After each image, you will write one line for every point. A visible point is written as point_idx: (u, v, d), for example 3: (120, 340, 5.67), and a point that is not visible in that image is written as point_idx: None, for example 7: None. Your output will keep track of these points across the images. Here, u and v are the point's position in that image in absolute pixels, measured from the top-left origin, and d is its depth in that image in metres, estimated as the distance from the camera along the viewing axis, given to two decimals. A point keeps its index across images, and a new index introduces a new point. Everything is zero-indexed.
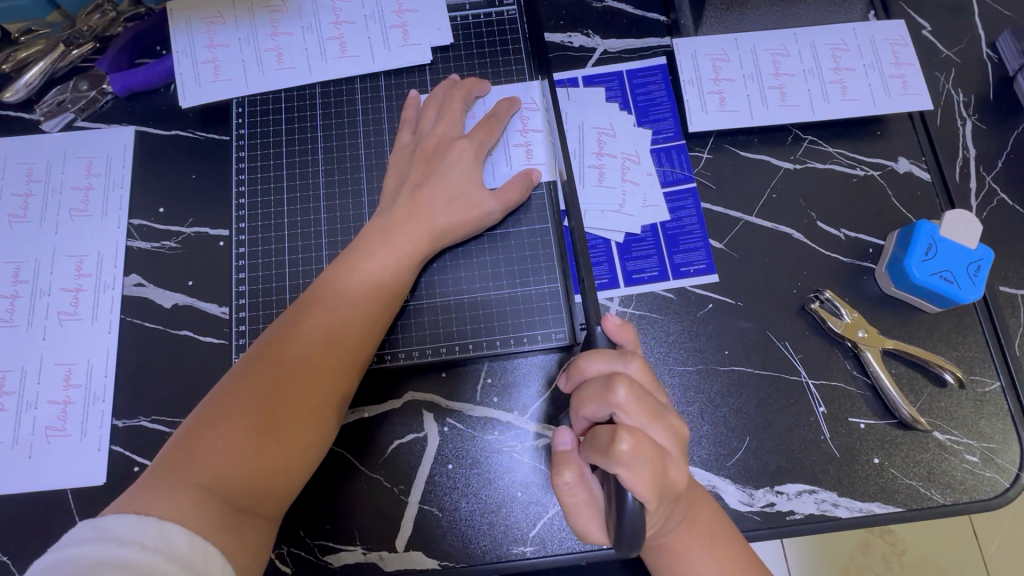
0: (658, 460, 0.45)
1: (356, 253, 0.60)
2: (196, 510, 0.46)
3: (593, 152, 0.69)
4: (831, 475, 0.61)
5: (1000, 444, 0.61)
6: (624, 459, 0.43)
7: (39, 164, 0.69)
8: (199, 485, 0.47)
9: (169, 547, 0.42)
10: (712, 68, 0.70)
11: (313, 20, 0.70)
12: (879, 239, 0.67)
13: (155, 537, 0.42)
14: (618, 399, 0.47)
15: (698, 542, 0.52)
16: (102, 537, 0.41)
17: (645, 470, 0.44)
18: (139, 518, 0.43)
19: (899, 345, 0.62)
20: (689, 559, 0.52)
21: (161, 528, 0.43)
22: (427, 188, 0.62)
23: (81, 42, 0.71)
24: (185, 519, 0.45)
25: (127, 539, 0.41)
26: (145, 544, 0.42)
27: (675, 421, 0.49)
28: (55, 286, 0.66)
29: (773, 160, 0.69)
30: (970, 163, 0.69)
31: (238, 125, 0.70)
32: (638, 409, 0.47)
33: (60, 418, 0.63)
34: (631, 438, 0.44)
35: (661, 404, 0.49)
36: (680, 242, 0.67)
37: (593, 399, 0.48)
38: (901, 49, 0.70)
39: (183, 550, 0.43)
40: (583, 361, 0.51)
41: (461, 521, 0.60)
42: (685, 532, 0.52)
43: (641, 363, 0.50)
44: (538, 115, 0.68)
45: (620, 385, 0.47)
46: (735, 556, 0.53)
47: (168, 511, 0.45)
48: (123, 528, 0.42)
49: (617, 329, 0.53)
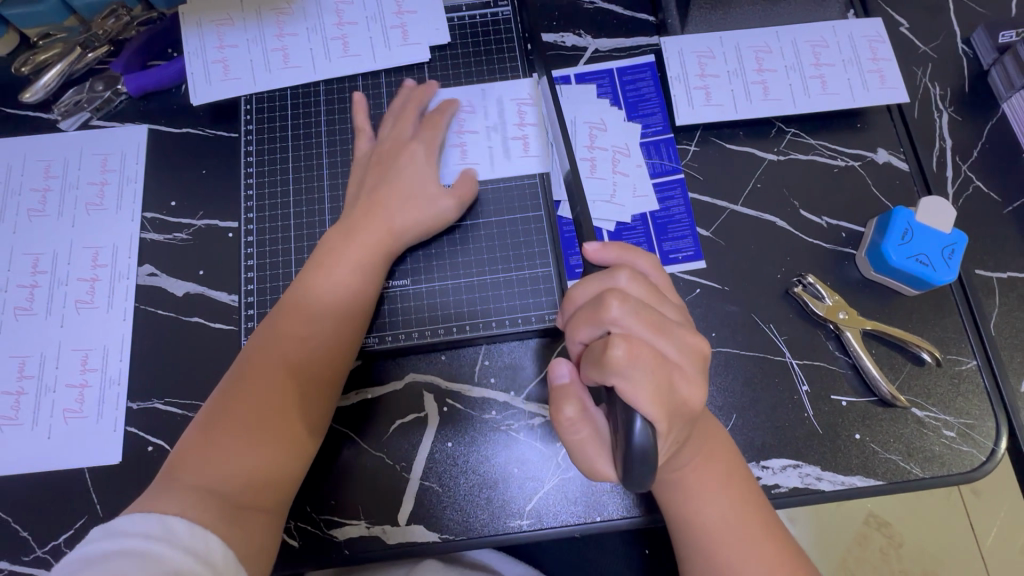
0: (659, 371, 0.43)
1: (327, 254, 0.63)
2: (195, 506, 0.49)
3: (584, 145, 0.72)
4: (814, 451, 0.63)
5: (977, 420, 0.64)
6: (621, 367, 0.42)
7: (57, 161, 0.73)
8: (198, 486, 0.51)
9: (171, 534, 0.46)
10: (698, 65, 0.73)
11: (318, 22, 0.74)
12: (859, 226, 0.70)
13: (157, 527, 0.46)
14: (613, 315, 0.45)
15: (714, 479, 0.53)
16: (110, 533, 0.45)
17: (648, 379, 0.42)
18: (143, 515, 0.47)
19: (878, 326, 0.65)
20: (695, 493, 0.52)
21: (162, 519, 0.47)
22: (382, 189, 0.66)
23: (98, 45, 0.75)
24: (185, 511, 0.49)
25: (132, 531, 0.45)
26: (148, 534, 0.46)
27: (686, 335, 0.47)
28: (72, 276, 0.69)
29: (757, 152, 0.72)
30: (946, 153, 0.72)
31: (246, 122, 0.73)
32: (636, 321, 0.45)
33: (77, 401, 0.66)
34: (626, 346, 0.43)
35: (664, 316, 0.47)
36: (668, 230, 0.70)
37: (586, 320, 0.47)
38: (879, 45, 0.73)
39: (183, 537, 0.47)
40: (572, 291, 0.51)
41: (461, 496, 0.63)
42: (698, 469, 0.53)
43: (631, 276, 0.49)
44: (534, 110, 0.72)
45: (612, 299, 0.45)
46: (745, 495, 0.53)
47: (172, 506, 0.49)
48: (128, 523, 0.46)
49: (598, 253, 0.52)
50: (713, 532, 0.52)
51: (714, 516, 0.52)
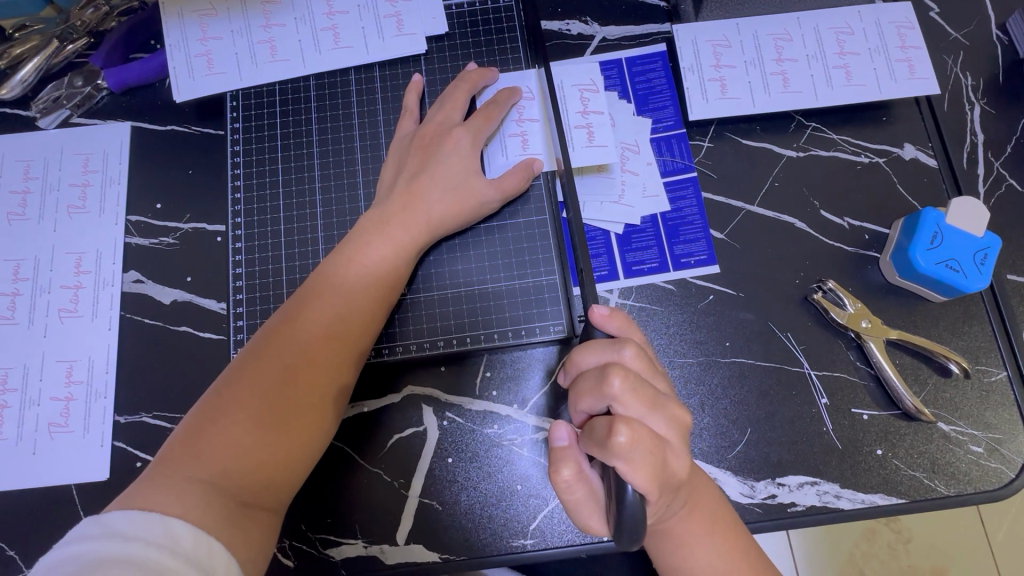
0: (656, 451, 0.41)
1: (352, 246, 0.59)
2: (199, 504, 0.45)
3: (578, 112, 0.65)
4: (833, 467, 0.60)
5: (1006, 435, 0.61)
6: (622, 452, 0.40)
7: (36, 161, 0.69)
8: (201, 479, 0.47)
9: (175, 543, 0.42)
10: (713, 54, 0.68)
11: (306, 11, 0.69)
12: (882, 228, 0.66)
13: (160, 534, 0.42)
14: (612, 390, 0.43)
15: (701, 527, 0.50)
16: (107, 533, 0.40)
17: (645, 462, 0.40)
18: (143, 515, 0.42)
19: (903, 335, 0.61)
20: (696, 539, 0.49)
21: (165, 523, 0.42)
22: (423, 178, 0.62)
23: (76, 36, 0.70)
24: (188, 513, 0.44)
25: (132, 536, 0.40)
26: (150, 540, 0.41)
27: (677, 408, 0.45)
28: (55, 284, 0.66)
29: (776, 148, 0.68)
30: (977, 148, 0.68)
31: (232, 119, 0.69)
32: (635, 399, 0.43)
33: (63, 415, 0.63)
34: (629, 431, 0.40)
35: (660, 390, 0.45)
36: (680, 233, 0.66)
37: (589, 391, 0.45)
38: (908, 32, 0.68)
39: (187, 546, 0.42)
40: (577, 356, 0.48)
41: (462, 515, 0.60)
42: (687, 516, 0.50)
43: (636, 350, 0.46)
44: (599, 97, 0.66)
45: (614, 375, 0.43)
46: (737, 540, 0.51)
47: (171, 505, 0.45)
48: (128, 525, 0.41)
49: (605, 318, 0.50)
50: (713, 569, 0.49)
51: (701, 564, 0.49)
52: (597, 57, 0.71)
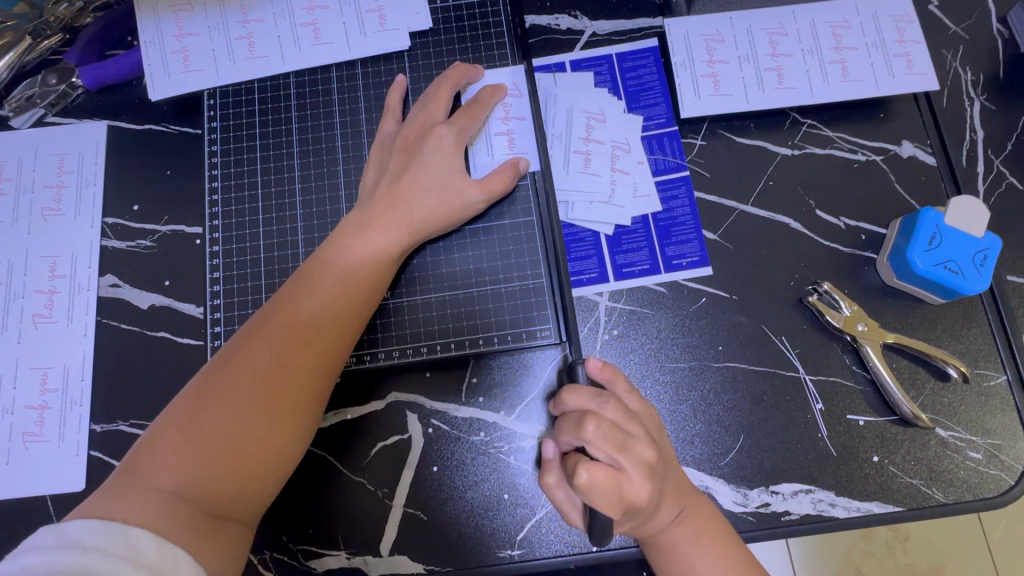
0: (621, 489, 0.43)
1: (332, 249, 0.58)
2: (164, 514, 0.44)
3: (579, 137, 0.66)
4: (827, 475, 0.59)
5: (1004, 441, 0.59)
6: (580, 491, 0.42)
7: (10, 162, 0.67)
8: (166, 488, 0.45)
9: (136, 553, 0.40)
10: (705, 50, 0.66)
11: (286, 5, 0.67)
12: (879, 228, 0.64)
13: (120, 544, 0.40)
14: (585, 434, 0.44)
15: (691, 538, 0.50)
16: (63, 544, 0.38)
17: (606, 499, 0.43)
18: (103, 524, 0.41)
19: (900, 339, 0.59)
20: (683, 555, 0.50)
21: (126, 533, 0.41)
22: (406, 179, 0.60)
23: (49, 32, 0.68)
24: (151, 524, 0.43)
25: (90, 546, 0.39)
26: (110, 551, 0.39)
27: (649, 454, 0.45)
28: (29, 288, 0.64)
29: (770, 146, 0.66)
30: (977, 145, 0.66)
31: (210, 118, 0.67)
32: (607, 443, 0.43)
33: (37, 423, 0.61)
34: (589, 471, 0.42)
35: (632, 434, 0.45)
36: (672, 234, 0.64)
37: (566, 431, 0.45)
38: (906, 26, 0.66)
39: (150, 557, 0.40)
40: (562, 393, 0.49)
41: (448, 525, 0.59)
42: (677, 527, 0.50)
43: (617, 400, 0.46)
44: (600, 118, 0.66)
45: (587, 421, 0.43)
46: (732, 554, 0.51)
47: (136, 516, 0.43)
48: (86, 535, 0.39)
49: (599, 370, 0.51)
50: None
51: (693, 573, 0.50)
52: (584, 52, 0.69)
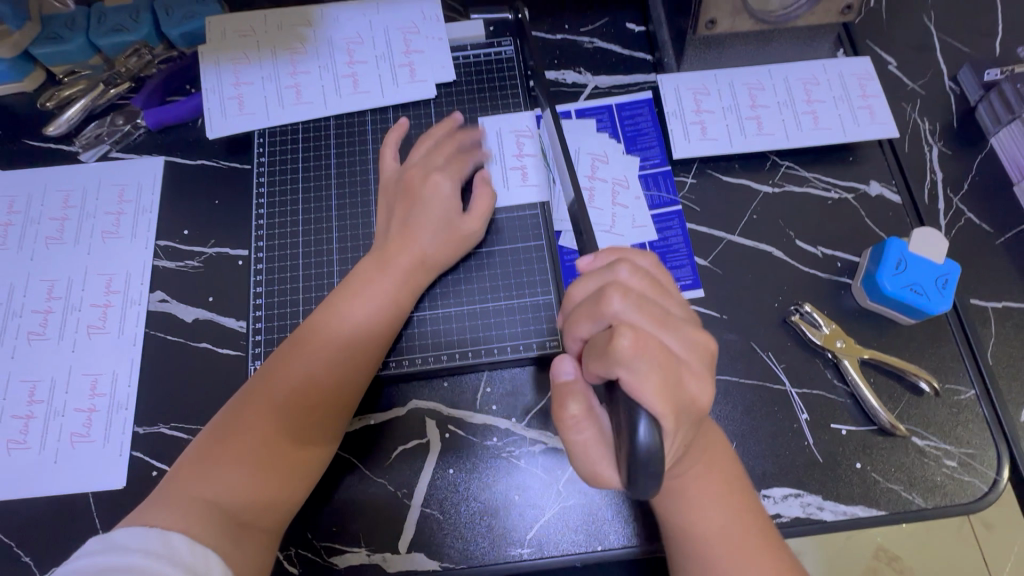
0: (667, 364, 0.44)
1: (360, 278, 0.64)
2: (198, 522, 0.49)
3: (585, 175, 0.74)
4: (814, 480, 0.63)
5: (977, 449, 0.64)
6: (627, 355, 0.43)
7: (76, 191, 0.75)
8: (205, 498, 0.51)
9: (172, 552, 0.45)
10: (694, 101, 0.76)
11: (329, 60, 0.77)
12: (853, 256, 0.71)
13: (159, 545, 0.45)
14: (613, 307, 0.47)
15: (715, 487, 0.54)
16: (109, 546, 0.43)
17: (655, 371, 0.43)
18: (144, 530, 0.45)
19: (875, 355, 0.66)
20: (701, 505, 0.53)
21: (165, 537, 0.45)
22: (416, 214, 0.67)
23: (120, 81, 0.77)
24: (190, 529, 0.48)
25: (133, 548, 0.44)
26: (149, 550, 0.44)
27: (692, 332, 0.48)
28: (85, 302, 0.71)
29: (753, 184, 0.74)
30: (937, 185, 0.74)
31: (259, 153, 0.76)
32: (639, 314, 0.47)
33: (85, 425, 0.67)
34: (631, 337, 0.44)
35: (664, 307, 0.49)
36: (667, 260, 0.71)
37: (588, 315, 0.49)
38: (868, 83, 0.76)
39: (184, 555, 0.45)
40: (571, 289, 0.52)
41: (461, 525, 0.63)
42: (700, 476, 0.54)
43: (631, 269, 0.50)
44: (608, 166, 0.75)
45: (612, 293, 0.47)
46: (751, 507, 0.55)
47: (174, 522, 0.48)
48: (129, 538, 0.44)
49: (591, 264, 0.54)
50: (714, 538, 0.53)
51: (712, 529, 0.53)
52: (586, 102, 0.78)
